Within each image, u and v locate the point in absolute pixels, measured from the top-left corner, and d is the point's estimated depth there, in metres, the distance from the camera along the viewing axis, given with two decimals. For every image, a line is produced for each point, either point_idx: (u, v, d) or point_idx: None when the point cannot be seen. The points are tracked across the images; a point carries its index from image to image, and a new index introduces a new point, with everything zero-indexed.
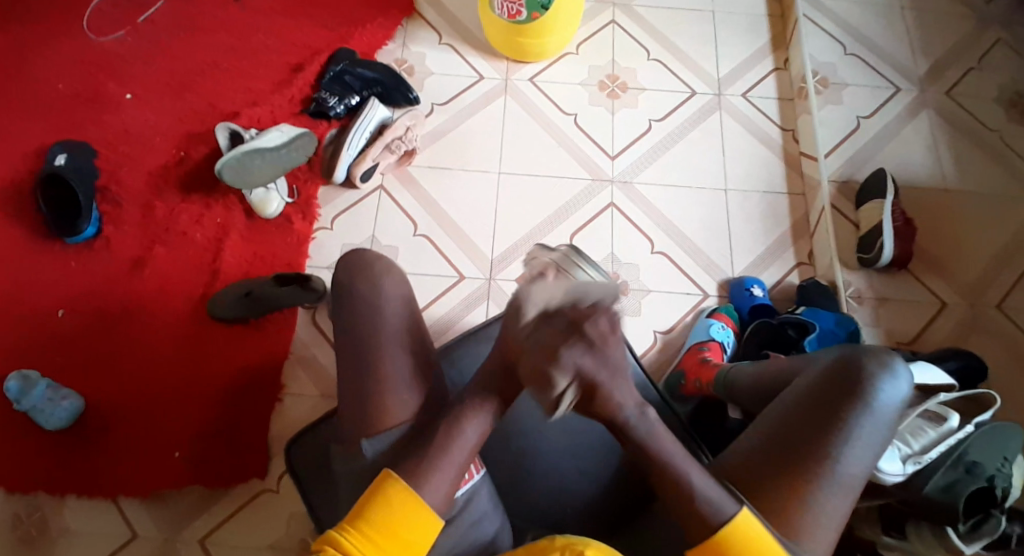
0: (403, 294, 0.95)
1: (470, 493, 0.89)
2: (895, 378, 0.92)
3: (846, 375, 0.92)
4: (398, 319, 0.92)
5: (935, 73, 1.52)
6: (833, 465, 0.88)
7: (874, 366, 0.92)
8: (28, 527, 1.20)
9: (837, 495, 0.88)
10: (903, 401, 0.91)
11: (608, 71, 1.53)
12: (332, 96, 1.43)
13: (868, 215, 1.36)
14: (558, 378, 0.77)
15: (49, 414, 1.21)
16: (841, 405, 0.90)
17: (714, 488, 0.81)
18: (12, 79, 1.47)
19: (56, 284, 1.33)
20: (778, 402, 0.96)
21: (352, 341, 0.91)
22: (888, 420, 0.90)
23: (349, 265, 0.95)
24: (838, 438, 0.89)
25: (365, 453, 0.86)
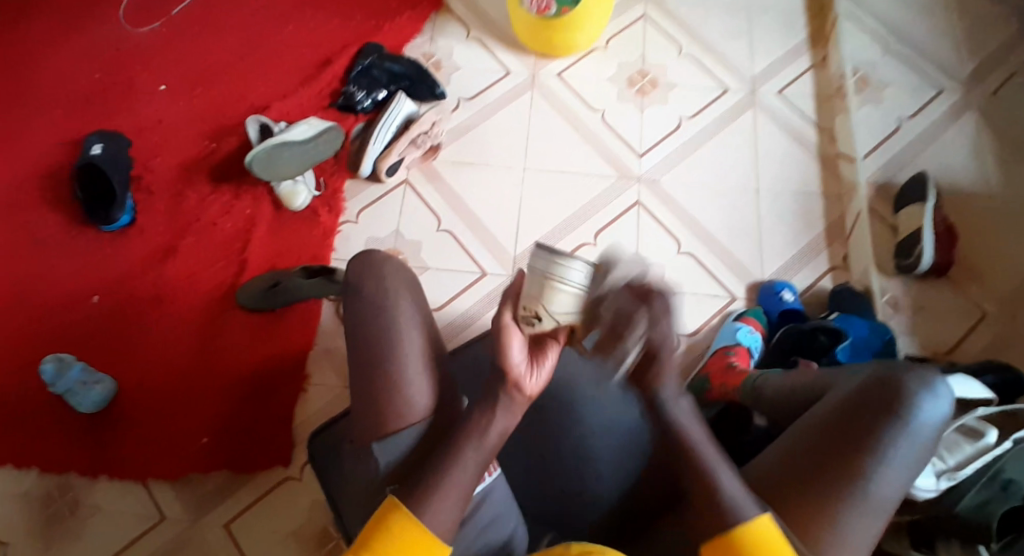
0: (412, 293, 0.96)
1: (480, 495, 0.88)
2: (935, 397, 0.88)
3: (883, 391, 0.89)
4: (410, 314, 0.94)
5: (982, 71, 1.46)
6: (865, 486, 0.85)
7: (914, 384, 0.88)
8: (58, 506, 1.23)
9: (868, 517, 0.85)
10: (942, 422, 0.88)
11: (638, 67, 1.50)
12: (359, 89, 1.45)
13: (907, 219, 1.31)
14: (629, 343, 0.81)
15: (83, 397, 1.24)
16: (877, 421, 0.87)
17: (736, 488, 0.80)
18: (54, 71, 1.51)
19: (89, 271, 1.36)
20: (810, 415, 0.92)
21: (365, 339, 0.92)
22: (925, 440, 0.87)
23: (356, 266, 0.97)
24: (872, 457, 0.86)
25: (376, 455, 0.87)
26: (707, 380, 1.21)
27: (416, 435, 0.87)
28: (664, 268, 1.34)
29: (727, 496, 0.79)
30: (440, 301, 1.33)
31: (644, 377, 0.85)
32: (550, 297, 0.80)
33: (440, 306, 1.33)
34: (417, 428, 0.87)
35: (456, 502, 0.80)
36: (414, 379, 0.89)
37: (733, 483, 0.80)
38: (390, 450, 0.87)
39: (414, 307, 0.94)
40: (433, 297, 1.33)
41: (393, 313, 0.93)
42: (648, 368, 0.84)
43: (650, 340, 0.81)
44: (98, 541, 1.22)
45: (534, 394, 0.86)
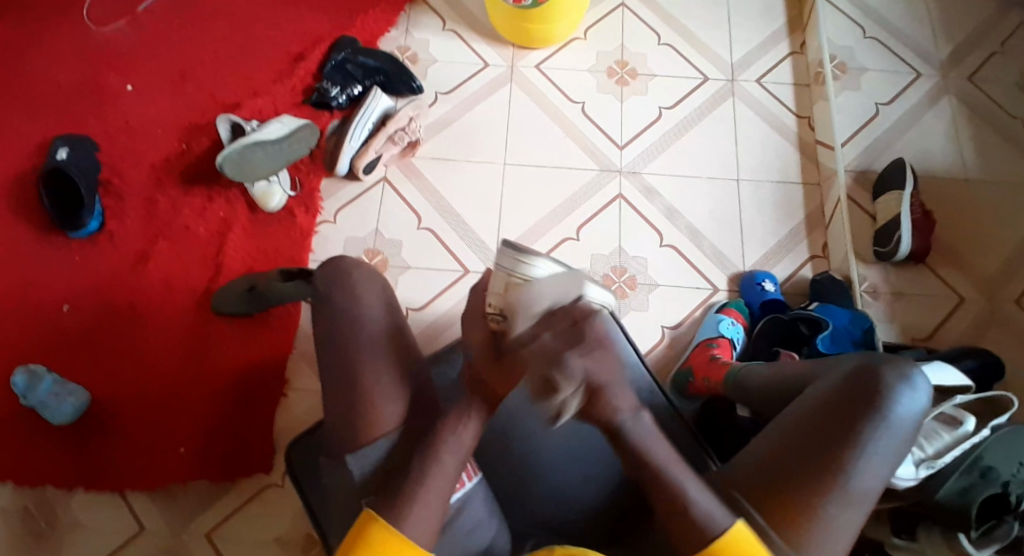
0: (382, 299, 0.95)
1: (461, 501, 0.88)
2: (913, 390, 0.89)
3: (863, 385, 0.90)
4: (381, 324, 0.92)
5: (958, 56, 1.46)
6: (848, 479, 0.86)
7: (893, 377, 0.89)
8: (36, 520, 1.21)
9: (850, 508, 0.86)
10: (920, 414, 0.89)
11: (617, 57, 1.48)
12: (333, 86, 1.41)
13: (885, 207, 1.32)
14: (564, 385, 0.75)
15: (55, 410, 1.21)
16: (859, 415, 0.88)
17: (708, 499, 0.82)
18: (14, 71, 1.45)
19: (60, 279, 1.32)
20: (791, 410, 0.93)
21: (339, 351, 0.90)
22: (904, 432, 0.88)
23: (328, 276, 0.96)
24: (854, 450, 0.86)
25: (350, 467, 0.87)
26: (692, 373, 1.22)
27: (386, 447, 0.87)
28: (646, 262, 1.34)
29: (696, 504, 0.82)
30: (422, 301, 1.31)
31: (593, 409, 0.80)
32: (520, 286, 0.83)
33: (422, 306, 1.31)
34: (388, 438, 0.87)
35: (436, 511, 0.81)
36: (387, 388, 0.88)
37: (704, 494, 0.83)
38: (365, 462, 0.87)
39: (381, 316, 0.93)
40: (415, 297, 1.32)
41: (366, 324, 0.92)
42: (594, 402, 0.79)
43: (585, 384, 0.75)
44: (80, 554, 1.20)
45: (507, 395, 0.87)
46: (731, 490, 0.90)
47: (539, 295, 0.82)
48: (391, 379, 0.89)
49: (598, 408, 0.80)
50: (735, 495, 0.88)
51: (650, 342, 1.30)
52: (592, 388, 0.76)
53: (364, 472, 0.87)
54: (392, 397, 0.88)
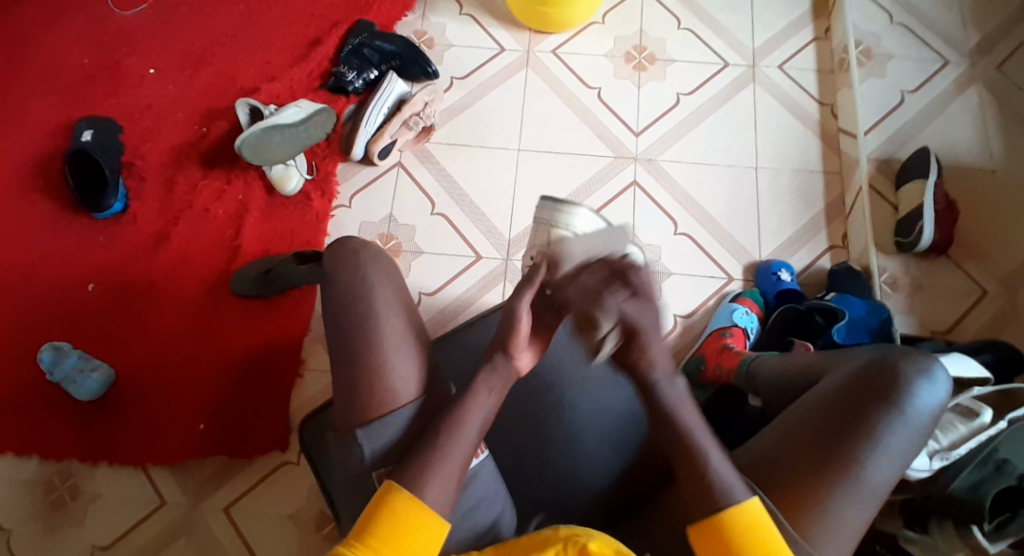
0: (391, 278, 0.95)
1: (472, 471, 0.89)
2: (931, 384, 0.87)
3: (879, 376, 0.88)
4: (387, 301, 0.93)
5: (989, 42, 1.42)
6: (861, 471, 0.84)
7: (909, 369, 0.87)
8: (61, 492, 1.25)
9: (859, 501, 0.85)
10: (938, 409, 0.87)
11: (636, 42, 1.47)
12: (349, 70, 1.41)
13: (908, 197, 1.28)
14: (603, 320, 0.83)
15: (79, 385, 1.24)
16: (874, 407, 0.86)
17: (733, 474, 0.79)
18: (42, 55, 1.49)
19: (84, 259, 1.36)
20: (804, 400, 0.92)
21: (341, 334, 0.92)
22: (920, 427, 0.86)
23: (333, 256, 0.96)
24: (866, 443, 0.85)
25: (360, 443, 0.87)
26: (703, 361, 1.21)
27: (400, 422, 0.87)
28: (660, 250, 1.33)
29: (718, 475, 0.79)
30: (434, 286, 1.32)
31: (634, 364, 0.85)
32: (550, 235, 0.98)
33: (434, 291, 1.32)
34: (407, 409, 0.88)
35: (448, 484, 0.80)
36: (396, 371, 0.89)
37: (718, 469, 0.80)
38: (376, 439, 0.87)
39: (394, 297, 0.94)
40: (427, 282, 1.32)
41: (366, 306, 0.92)
42: (630, 351, 0.85)
43: (624, 322, 0.82)
44: (101, 526, 1.23)
45: (524, 372, 0.91)
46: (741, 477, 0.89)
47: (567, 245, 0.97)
48: (404, 356, 0.90)
49: None
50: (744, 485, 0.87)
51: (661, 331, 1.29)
52: (629, 329, 0.83)
53: (374, 449, 0.87)
54: (403, 373, 0.89)
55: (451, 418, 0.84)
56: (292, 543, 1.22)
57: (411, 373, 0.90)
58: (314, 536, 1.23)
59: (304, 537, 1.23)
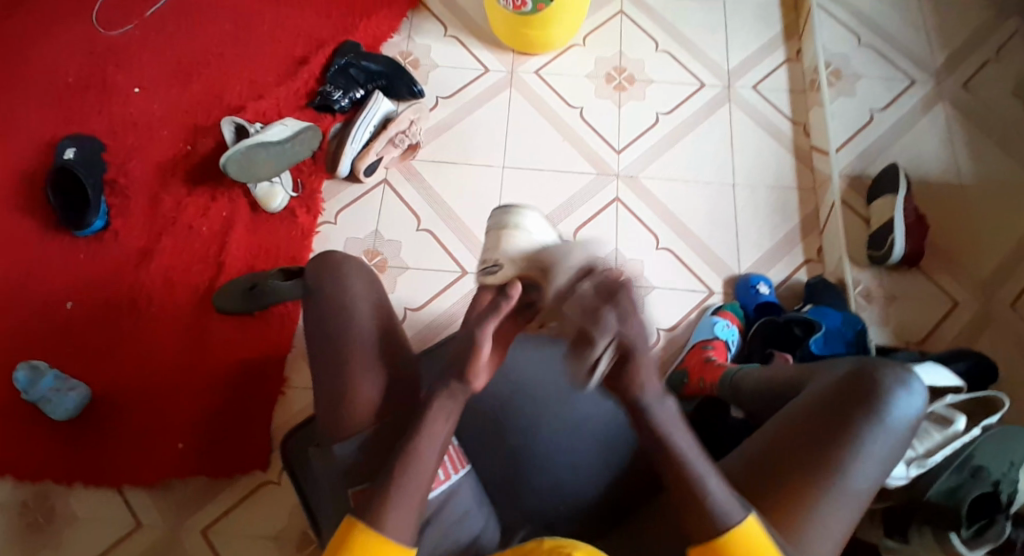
0: (372, 290, 0.97)
1: (445, 493, 0.88)
2: (909, 392, 0.90)
3: (860, 385, 0.90)
4: (369, 316, 0.93)
5: (952, 64, 1.48)
6: (845, 478, 0.86)
7: (889, 379, 0.90)
8: (36, 515, 1.23)
9: (844, 507, 0.87)
10: (916, 417, 0.90)
11: (616, 63, 1.51)
12: (336, 89, 1.43)
13: (879, 211, 1.33)
14: (597, 338, 0.70)
15: (57, 404, 1.22)
16: (857, 414, 0.88)
17: (723, 492, 0.76)
18: (24, 72, 1.49)
19: (65, 276, 1.35)
20: (788, 408, 0.93)
21: (326, 343, 0.92)
22: (900, 433, 0.89)
23: (317, 272, 0.97)
24: (849, 449, 0.87)
25: (337, 456, 0.86)
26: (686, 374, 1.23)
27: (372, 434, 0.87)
28: (643, 263, 1.36)
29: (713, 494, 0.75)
30: (420, 302, 1.33)
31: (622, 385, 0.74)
32: (504, 238, 1.00)
33: (420, 306, 1.33)
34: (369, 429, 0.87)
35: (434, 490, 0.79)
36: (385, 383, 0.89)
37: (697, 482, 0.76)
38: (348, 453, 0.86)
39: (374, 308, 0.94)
40: (413, 297, 1.33)
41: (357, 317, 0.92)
42: (624, 372, 0.73)
43: (622, 339, 0.70)
44: (77, 548, 1.21)
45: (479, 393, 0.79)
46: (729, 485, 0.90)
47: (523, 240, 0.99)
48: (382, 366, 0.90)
49: None
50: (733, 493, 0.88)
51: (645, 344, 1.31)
52: (627, 345, 0.70)
53: (349, 461, 0.86)
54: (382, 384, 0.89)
55: (419, 426, 0.79)
56: None
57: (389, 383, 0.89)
58: None
59: None
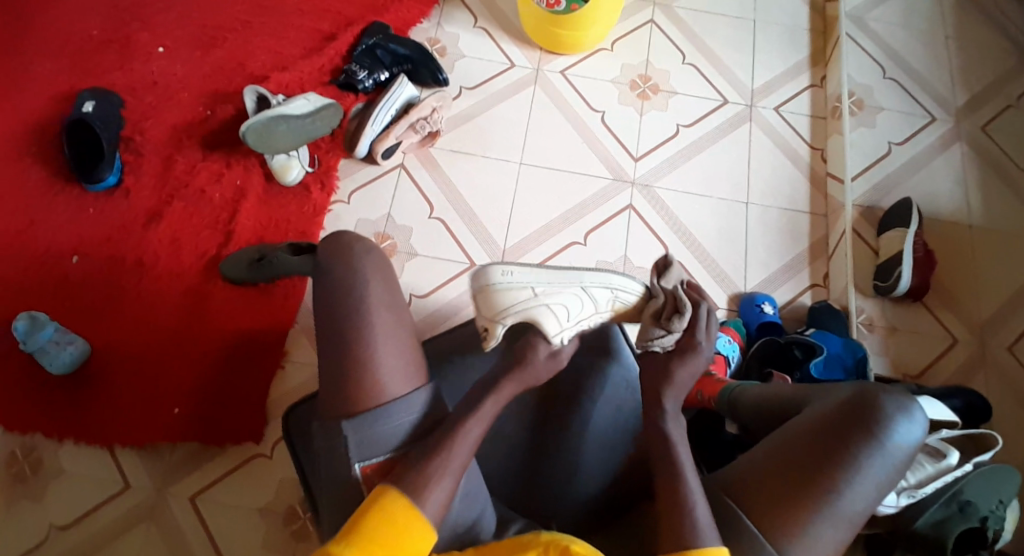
0: (384, 276, 0.96)
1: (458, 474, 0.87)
2: (910, 421, 0.91)
3: (862, 410, 0.91)
4: (381, 296, 0.93)
5: (973, 105, 1.50)
6: (841, 500, 0.87)
7: (891, 406, 0.91)
8: (23, 465, 1.22)
9: (836, 527, 0.87)
10: (914, 447, 0.90)
11: (641, 71, 1.51)
12: (361, 69, 1.43)
13: (888, 244, 1.34)
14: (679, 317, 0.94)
15: (53, 358, 1.21)
16: (856, 439, 0.89)
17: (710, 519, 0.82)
18: (47, 21, 1.47)
19: (71, 230, 1.34)
20: (788, 426, 0.94)
21: (333, 321, 0.92)
22: (897, 460, 0.90)
23: (329, 249, 0.98)
24: (847, 471, 0.88)
25: (345, 433, 0.86)
26: (684, 386, 1.23)
27: (389, 411, 0.87)
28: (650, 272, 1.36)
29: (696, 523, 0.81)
30: (427, 289, 1.33)
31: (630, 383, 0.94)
32: (488, 301, 0.96)
33: (427, 293, 1.33)
34: (389, 405, 0.88)
35: (450, 483, 0.82)
36: (388, 361, 0.90)
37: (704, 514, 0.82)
38: (361, 428, 0.87)
39: (386, 291, 0.94)
40: (420, 284, 1.33)
41: (365, 292, 0.93)
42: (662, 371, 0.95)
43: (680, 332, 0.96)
44: (60, 504, 1.20)
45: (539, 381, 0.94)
46: (724, 497, 0.91)
47: (507, 301, 0.96)
48: (394, 346, 0.91)
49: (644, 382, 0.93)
50: (727, 503, 0.89)
51: None
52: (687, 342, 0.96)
53: (357, 441, 0.87)
54: (391, 364, 0.90)
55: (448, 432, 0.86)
56: (259, 537, 1.20)
57: (400, 361, 0.91)
58: (281, 531, 1.21)
59: (272, 530, 1.21)
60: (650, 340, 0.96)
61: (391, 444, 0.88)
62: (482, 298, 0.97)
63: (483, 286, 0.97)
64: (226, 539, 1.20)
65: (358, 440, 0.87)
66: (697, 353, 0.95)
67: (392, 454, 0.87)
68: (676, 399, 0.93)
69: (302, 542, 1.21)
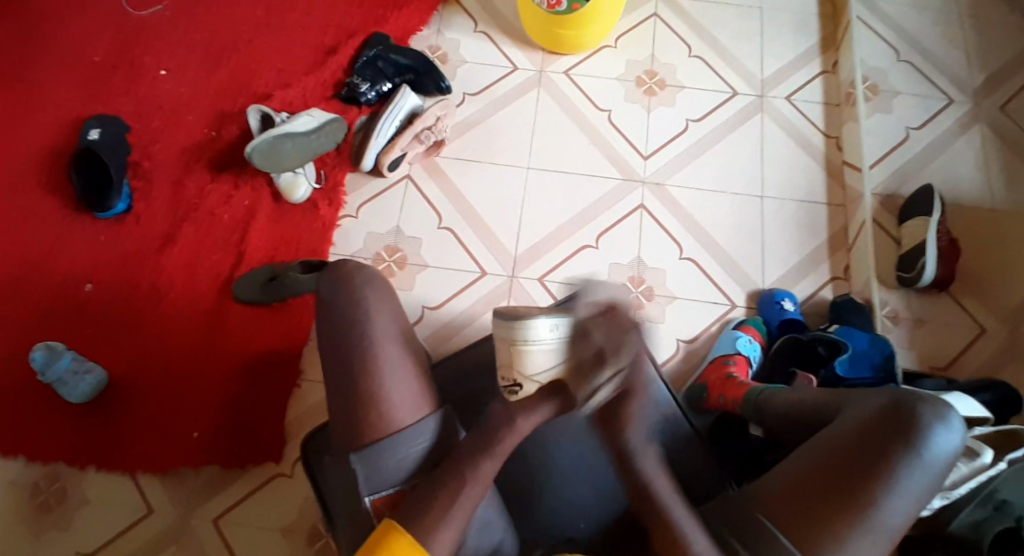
0: (389, 308, 0.99)
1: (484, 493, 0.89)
2: (948, 429, 0.87)
3: (897, 421, 0.88)
4: (386, 331, 0.96)
5: (991, 85, 1.44)
6: (880, 514, 0.84)
7: (928, 417, 0.87)
8: (48, 496, 1.23)
9: (875, 542, 0.84)
10: (954, 455, 0.87)
11: (647, 66, 1.48)
12: (364, 81, 1.42)
13: (910, 233, 1.30)
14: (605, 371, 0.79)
15: (72, 387, 1.22)
16: (892, 450, 0.86)
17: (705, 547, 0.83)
18: (52, 50, 1.48)
19: (84, 258, 1.34)
20: (821, 435, 0.91)
21: (344, 353, 0.95)
22: (937, 471, 0.86)
23: (333, 280, 1.00)
24: (884, 484, 0.84)
25: (354, 466, 0.89)
26: (707, 388, 1.21)
27: (396, 443, 0.90)
28: (665, 273, 1.33)
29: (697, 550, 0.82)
30: (439, 301, 1.32)
31: None
32: (519, 360, 0.86)
33: (439, 305, 1.31)
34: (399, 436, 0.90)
35: (461, 512, 0.83)
36: (396, 391, 0.93)
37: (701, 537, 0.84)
38: (369, 460, 0.89)
39: (389, 323, 0.97)
40: (432, 296, 1.32)
41: (370, 327, 0.96)
42: (620, 405, 0.83)
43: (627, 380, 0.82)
44: (85, 532, 1.21)
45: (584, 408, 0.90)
46: (759, 511, 0.89)
47: (538, 361, 0.86)
48: (401, 379, 0.94)
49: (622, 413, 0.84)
50: (762, 520, 0.88)
51: (665, 354, 1.29)
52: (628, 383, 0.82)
53: (367, 471, 0.89)
54: (399, 395, 0.93)
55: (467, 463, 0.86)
56: None
57: (408, 393, 0.93)
58: (306, 550, 1.21)
59: (296, 551, 1.21)
60: (585, 394, 0.81)
61: (401, 474, 0.90)
62: (507, 355, 0.88)
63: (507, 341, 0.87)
64: None
65: (367, 474, 0.89)
66: (639, 393, 0.83)
67: (401, 486, 0.90)
68: (638, 433, 0.85)
69: None
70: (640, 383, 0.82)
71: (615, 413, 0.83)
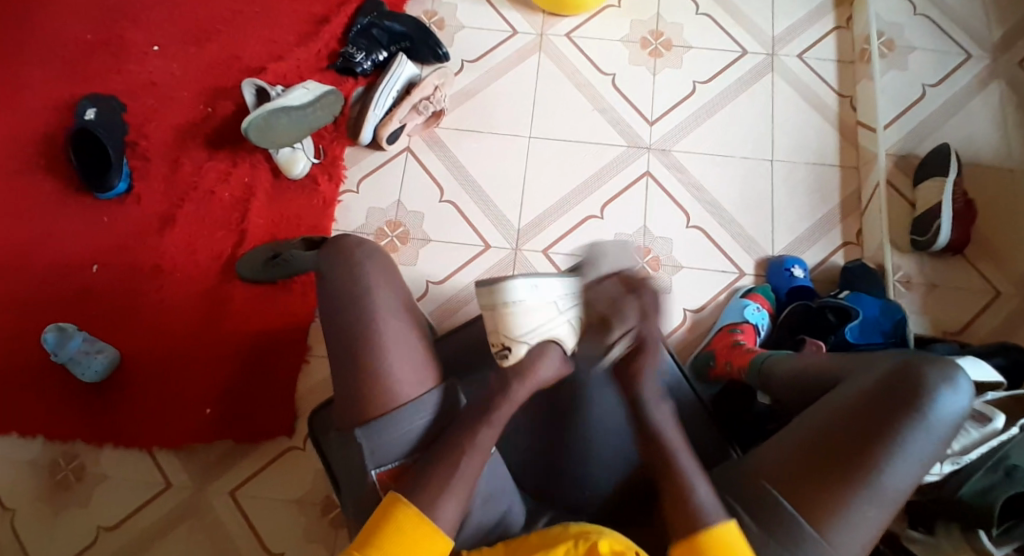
0: (387, 281, 0.97)
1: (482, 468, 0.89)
2: (955, 390, 0.85)
3: (902, 384, 0.85)
4: (389, 303, 0.95)
5: (1012, 38, 1.38)
6: (885, 479, 0.82)
7: (934, 377, 0.85)
8: (66, 473, 1.25)
9: (879, 507, 0.82)
10: (960, 416, 0.85)
11: (652, 27, 1.43)
12: (358, 51, 1.38)
13: (925, 195, 1.26)
14: (615, 328, 0.92)
15: (85, 366, 1.23)
16: (896, 414, 0.84)
17: (709, 497, 0.81)
18: (43, 29, 1.45)
19: (87, 240, 1.34)
20: (826, 402, 0.89)
21: (341, 338, 0.93)
22: (942, 433, 0.84)
23: (333, 255, 0.99)
24: (889, 448, 0.82)
25: (359, 440, 0.89)
26: (713, 359, 1.18)
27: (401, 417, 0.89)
28: (672, 243, 1.31)
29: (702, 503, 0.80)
30: (442, 276, 1.30)
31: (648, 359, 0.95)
32: (506, 322, 0.93)
33: (443, 280, 1.30)
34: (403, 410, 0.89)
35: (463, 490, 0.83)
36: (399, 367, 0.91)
37: (709, 495, 0.81)
38: (374, 435, 0.89)
39: (392, 296, 0.95)
40: (434, 271, 1.31)
41: (370, 300, 0.94)
42: (633, 362, 0.91)
43: (637, 334, 0.92)
44: (106, 507, 1.24)
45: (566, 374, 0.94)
46: (760, 478, 0.86)
47: (525, 322, 0.93)
48: (403, 351, 0.92)
49: (632, 371, 0.91)
50: (764, 486, 0.85)
51: (670, 326, 1.27)
52: (639, 340, 0.91)
53: (372, 446, 0.89)
54: (402, 370, 0.91)
55: (465, 442, 0.85)
56: (300, 527, 1.23)
57: (410, 366, 0.92)
58: (320, 521, 1.23)
59: (310, 522, 1.23)
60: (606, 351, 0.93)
61: (404, 448, 0.90)
62: (493, 321, 0.94)
63: (490, 308, 0.94)
64: (269, 530, 1.23)
65: (372, 448, 0.89)
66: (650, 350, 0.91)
67: (405, 461, 0.90)
68: (653, 386, 0.90)
69: (340, 530, 1.23)
70: (648, 343, 0.91)
71: (629, 371, 0.91)
